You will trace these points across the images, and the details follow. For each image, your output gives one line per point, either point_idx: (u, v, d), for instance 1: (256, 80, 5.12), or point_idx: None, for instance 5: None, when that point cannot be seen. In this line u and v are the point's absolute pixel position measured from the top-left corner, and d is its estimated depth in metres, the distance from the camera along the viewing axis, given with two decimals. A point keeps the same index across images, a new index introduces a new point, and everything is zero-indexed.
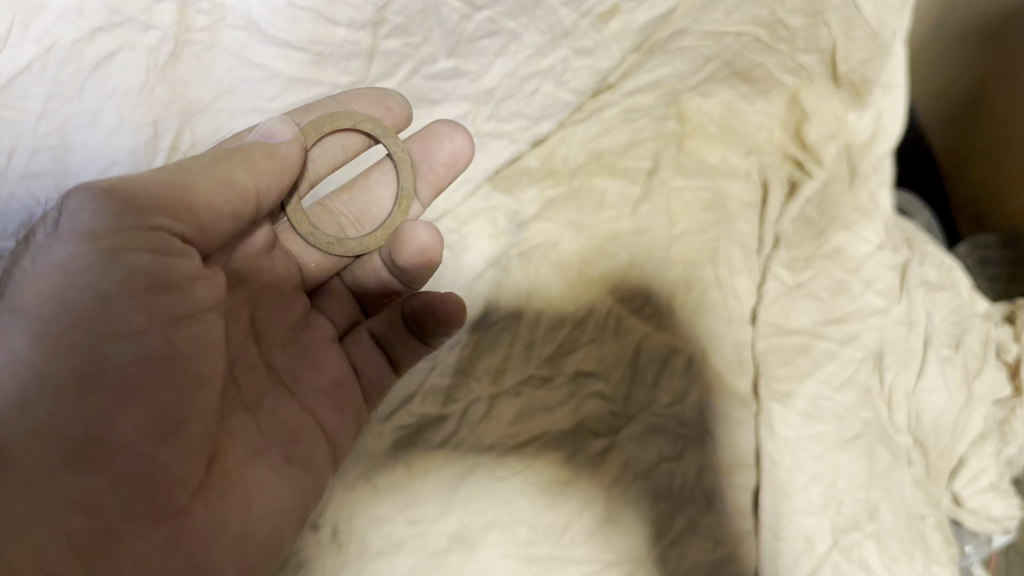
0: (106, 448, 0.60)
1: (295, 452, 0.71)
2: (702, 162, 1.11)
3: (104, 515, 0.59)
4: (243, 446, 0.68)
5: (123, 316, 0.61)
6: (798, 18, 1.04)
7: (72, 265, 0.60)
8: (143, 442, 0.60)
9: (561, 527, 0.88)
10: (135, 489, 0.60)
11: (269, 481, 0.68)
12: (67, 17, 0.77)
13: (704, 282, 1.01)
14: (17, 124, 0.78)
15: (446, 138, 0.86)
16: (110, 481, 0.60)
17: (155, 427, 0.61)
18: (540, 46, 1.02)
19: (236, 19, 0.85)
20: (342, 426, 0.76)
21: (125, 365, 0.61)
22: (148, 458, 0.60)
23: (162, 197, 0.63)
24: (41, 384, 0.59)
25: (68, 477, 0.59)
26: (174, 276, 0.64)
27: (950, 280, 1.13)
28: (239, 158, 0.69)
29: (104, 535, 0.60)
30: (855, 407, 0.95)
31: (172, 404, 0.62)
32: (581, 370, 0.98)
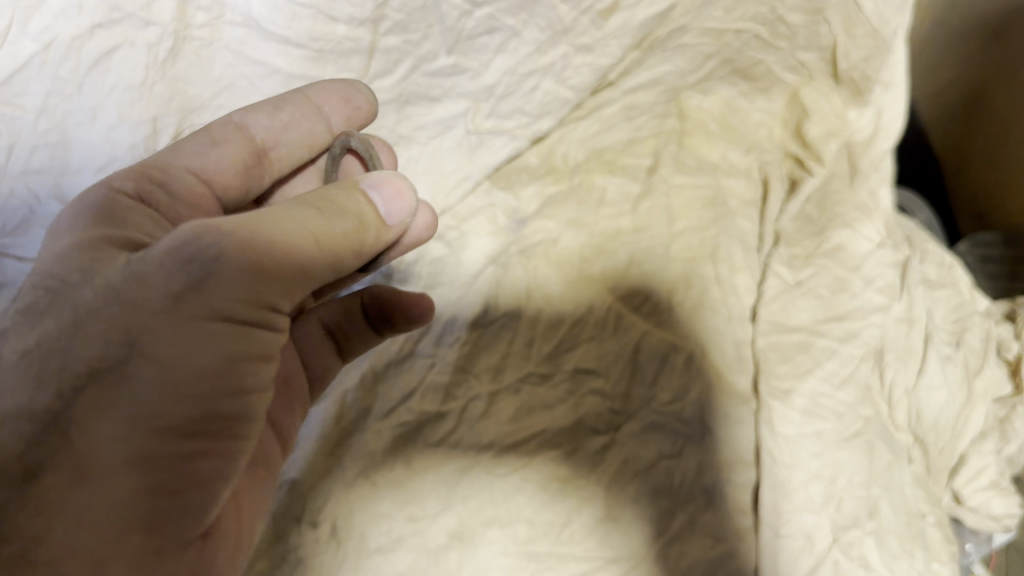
0: (189, 484, 0.60)
1: (260, 454, 0.76)
2: (702, 160, 1.11)
3: (161, 536, 0.61)
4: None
5: (235, 381, 0.60)
6: (799, 15, 1.04)
7: (190, 311, 0.58)
8: (215, 481, 0.62)
9: (561, 524, 0.88)
10: (193, 517, 0.62)
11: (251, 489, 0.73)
12: (67, 13, 0.77)
13: (704, 279, 1.01)
14: (16, 120, 0.78)
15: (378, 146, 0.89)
16: (179, 509, 0.61)
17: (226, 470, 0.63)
18: (540, 43, 1.02)
19: (236, 15, 0.84)
20: (292, 420, 0.82)
21: (224, 423, 0.61)
22: (213, 494, 0.62)
23: (295, 272, 0.61)
24: (149, 421, 0.58)
25: (146, 504, 0.59)
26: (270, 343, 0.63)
27: (950, 278, 1.13)
28: (354, 221, 0.65)
29: (153, 552, 0.60)
30: (855, 404, 0.95)
31: (242, 446, 0.64)
32: (581, 367, 0.98)
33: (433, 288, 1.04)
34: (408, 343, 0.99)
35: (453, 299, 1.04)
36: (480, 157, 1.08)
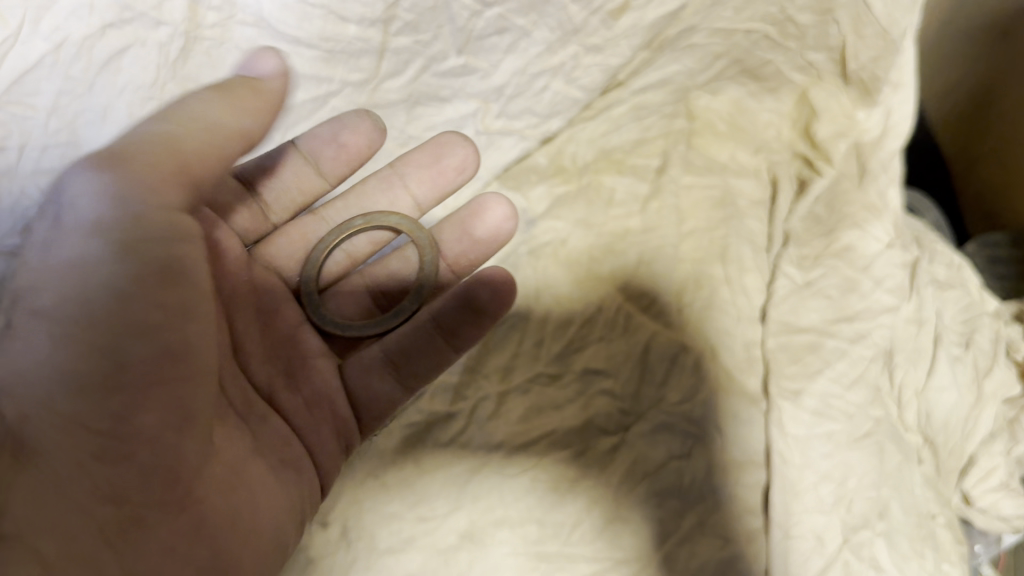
0: (133, 442, 0.63)
1: (287, 455, 0.77)
2: (711, 160, 1.09)
3: (132, 504, 0.64)
4: (247, 451, 0.73)
5: (141, 313, 0.64)
6: (808, 15, 1.07)
7: (96, 265, 0.64)
8: (164, 433, 0.64)
9: (571, 525, 0.88)
10: (159, 479, 0.64)
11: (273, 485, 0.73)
12: (79, 13, 0.79)
13: (713, 279, 1.00)
14: (28, 120, 0.80)
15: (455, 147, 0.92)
16: (133, 473, 0.63)
17: (176, 423, 0.65)
18: (549, 43, 1.05)
19: (247, 16, 0.88)
20: (332, 449, 0.82)
21: (143, 362, 0.64)
22: (173, 449, 0.65)
23: (161, 164, 0.67)
24: (69, 382, 0.63)
25: (96, 468, 0.63)
26: (181, 264, 0.67)
27: (959, 279, 1.13)
28: (252, 110, 0.72)
29: (131, 521, 0.64)
30: (865, 405, 0.95)
31: (187, 397, 0.66)
32: (590, 367, 0.98)
33: None
34: None
35: None
36: (490, 157, 1.10)
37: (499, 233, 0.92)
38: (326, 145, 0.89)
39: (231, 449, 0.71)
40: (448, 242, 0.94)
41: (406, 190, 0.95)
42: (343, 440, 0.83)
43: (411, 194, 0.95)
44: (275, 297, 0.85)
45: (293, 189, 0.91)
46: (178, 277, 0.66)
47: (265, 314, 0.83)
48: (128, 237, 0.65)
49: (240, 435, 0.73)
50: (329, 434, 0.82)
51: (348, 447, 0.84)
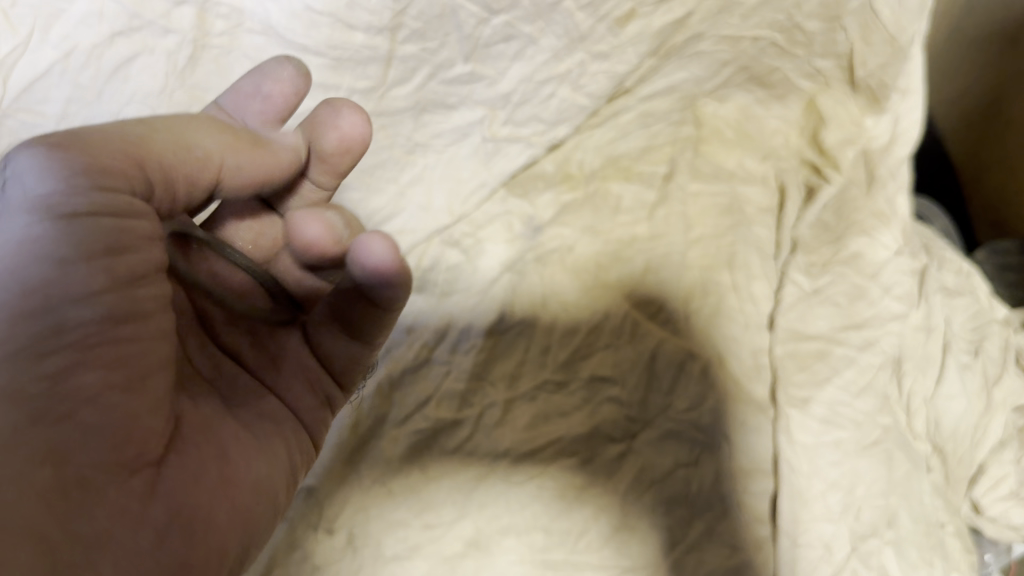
0: (68, 399, 0.51)
1: (268, 428, 0.69)
2: (718, 167, 1.12)
3: (77, 467, 0.50)
4: (215, 409, 0.64)
5: (79, 275, 0.52)
6: (816, 23, 1.03)
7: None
8: (103, 392, 0.52)
9: (577, 532, 0.88)
10: (103, 442, 0.52)
11: (251, 439, 0.66)
12: (88, 22, 0.77)
13: (720, 286, 1.01)
14: (36, 126, 0.80)
15: (330, 123, 0.69)
16: (74, 434, 0.51)
17: (108, 377, 0.53)
18: (556, 51, 1.01)
19: (254, 23, 0.85)
20: (314, 409, 0.75)
21: (84, 326, 0.52)
22: (116, 407, 0.53)
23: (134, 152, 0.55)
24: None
25: (27, 434, 0.49)
26: (134, 235, 0.55)
27: (969, 286, 1.12)
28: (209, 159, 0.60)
29: (76, 488, 0.50)
30: (874, 414, 0.94)
31: (108, 343, 0.53)
32: (597, 375, 0.98)
33: (449, 294, 1.04)
34: (424, 351, 0.99)
35: (470, 306, 1.04)
36: (498, 164, 1.08)
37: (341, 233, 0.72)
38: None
39: (206, 422, 0.62)
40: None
41: None
42: (321, 391, 0.76)
43: None
44: None
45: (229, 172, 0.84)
46: (136, 248, 0.56)
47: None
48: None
49: (222, 405, 0.65)
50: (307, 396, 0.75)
51: (327, 401, 0.77)
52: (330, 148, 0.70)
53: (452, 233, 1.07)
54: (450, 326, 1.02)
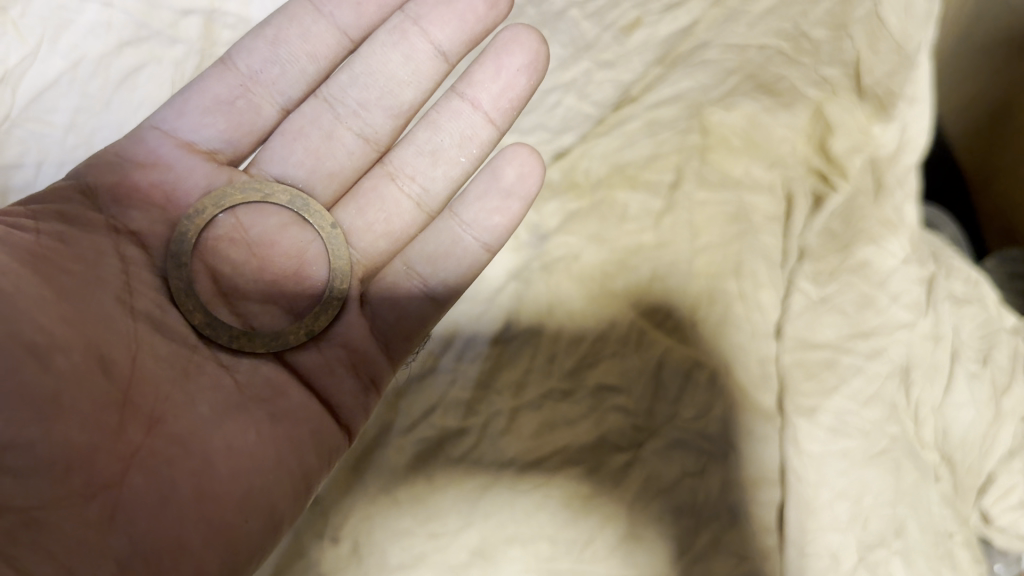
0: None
1: (279, 411, 0.70)
2: (725, 175, 1.08)
3: (19, 509, 0.56)
4: (205, 410, 0.66)
5: None
6: (823, 31, 1.08)
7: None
8: (23, 430, 0.57)
9: (583, 542, 0.88)
10: (42, 477, 0.57)
11: (242, 438, 0.66)
12: (96, 32, 0.87)
13: (727, 295, 1.00)
14: (46, 137, 0.85)
15: (511, 53, 0.83)
16: (13, 480, 0.56)
17: (24, 417, 0.57)
18: (562, 59, 1.14)
19: (261, 34, 0.95)
20: (353, 395, 0.76)
21: None
22: (35, 445, 0.57)
23: None
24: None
25: None
26: None
27: (976, 294, 1.11)
28: None
29: (27, 528, 0.56)
30: (882, 422, 0.94)
31: (34, 385, 0.58)
32: (603, 384, 0.97)
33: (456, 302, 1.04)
34: (430, 360, 0.99)
35: (476, 314, 1.04)
36: None
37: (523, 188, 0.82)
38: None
39: (176, 412, 0.65)
40: (482, 88, 0.83)
41: (427, 61, 0.85)
42: (362, 373, 0.77)
43: (431, 41, 0.85)
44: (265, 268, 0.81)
45: (302, 60, 0.84)
46: None
47: (273, 286, 0.81)
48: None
49: (208, 393, 0.68)
50: (347, 385, 0.76)
51: (373, 383, 0.78)
52: (477, 35, 0.86)
53: None
54: (456, 335, 1.02)
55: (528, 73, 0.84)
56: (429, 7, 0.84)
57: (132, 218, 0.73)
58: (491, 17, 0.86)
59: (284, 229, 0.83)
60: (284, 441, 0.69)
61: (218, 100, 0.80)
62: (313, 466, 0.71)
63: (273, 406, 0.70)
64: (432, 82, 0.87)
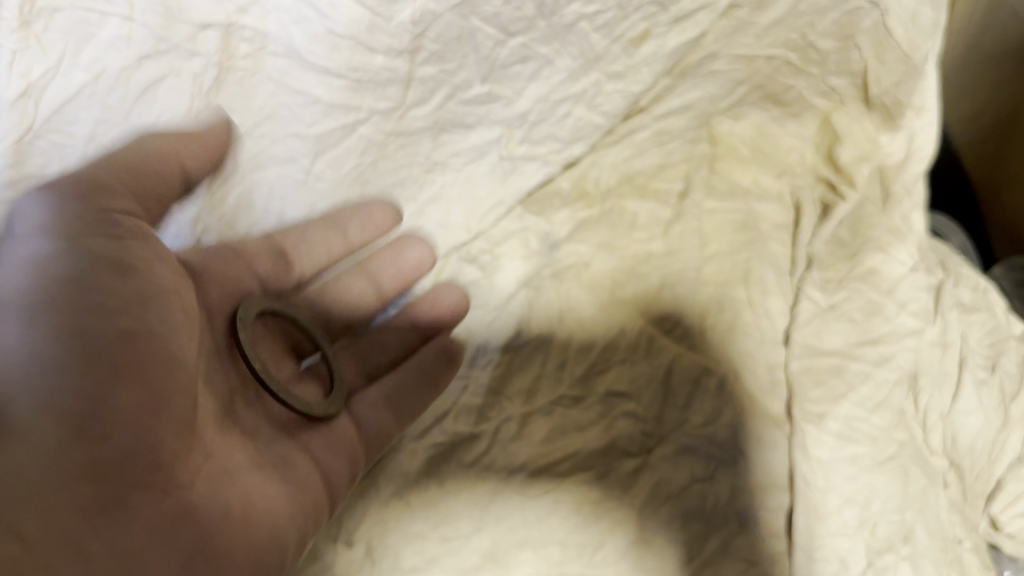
0: (111, 421, 0.64)
1: (290, 476, 0.81)
2: (733, 183, 1.11)
3: (110, 483, 0.64)
4: (240, 459, 0.77)
5: (96, 306, 0.67)
6: (830, 41, 1.02)
7: (56, 261, 0.67)
8: (134, 416, 0.65)
9: (594, 546, 0.89)
10: (138, 463, 0.65)
11: (292, 477, 0.81)
12: (115, 44, 0.76)
13: (736, 302, 1.02)
14: (67, 148, 0.77)
15: (413, 249, 1.01)
16: (113, 451, 0.64)
17: (146, 405, 0.66)
18: (572, 71, 1.00)
19: (279, 46, 0.83)
20: (338, 461, 0.87)
21: (107, 346, 0.66)
22: (147, 431, 0.66)
23: None
24: (40, 366, 0.64)
25: (73, 447, 0.62)
26: (132, 259, 0.70)
27: (984, 302, 1.12)
28: None
29: (111, 500, 0.63)
30: (890, 429, 0.95)
31: (151, 381, 0.67)
32: (613, 390, 0.98)
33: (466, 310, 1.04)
34: None
35: (487, 322, 1.04)
36: (514, 182, 1.06)
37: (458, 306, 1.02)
38: None
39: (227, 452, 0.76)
40: (385, 272, 1.00)
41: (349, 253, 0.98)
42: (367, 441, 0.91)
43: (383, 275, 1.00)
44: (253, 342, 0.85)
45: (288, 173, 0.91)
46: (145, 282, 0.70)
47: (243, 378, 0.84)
48: (85, 247, 0.68)
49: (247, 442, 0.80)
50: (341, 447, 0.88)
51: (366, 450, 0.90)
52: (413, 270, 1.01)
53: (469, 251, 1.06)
54: (468, 341, 1.03)
55: (423, 245, 1.02)
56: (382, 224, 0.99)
57: (210, 293, 0.83)
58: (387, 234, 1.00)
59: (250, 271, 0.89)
60: (274, 515, 0.77)
61: (221, 143, 0.84)
62: (307, 531, 0.81)
63: (290, 464, 0.82)
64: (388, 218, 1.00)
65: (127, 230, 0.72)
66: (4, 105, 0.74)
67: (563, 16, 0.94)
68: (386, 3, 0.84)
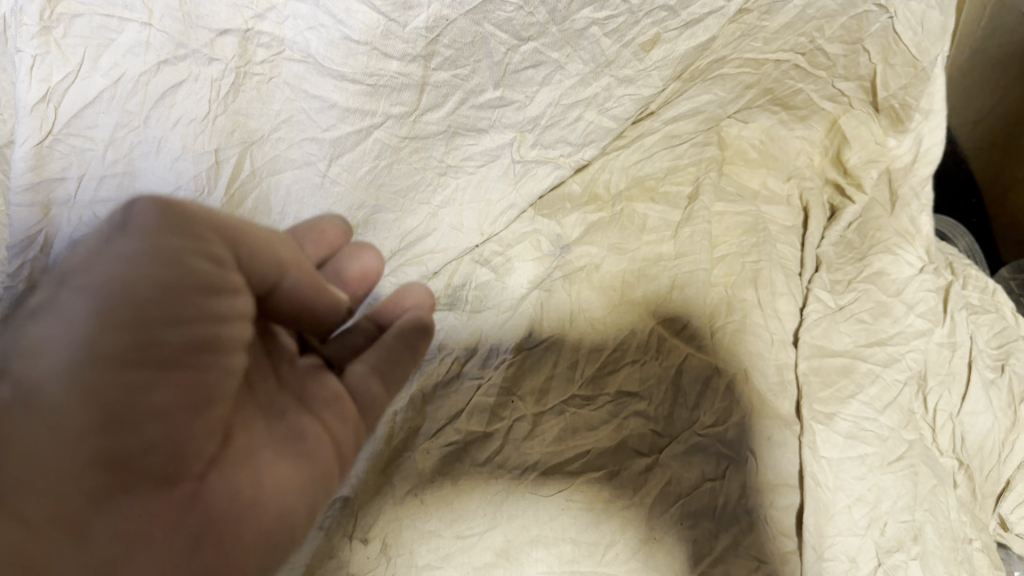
0: (144, 411, 0.57)
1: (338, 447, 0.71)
2: (742, 187, 1.16)
3: (129, 471, 0.57)
4: (270, 441, 0.66)
5: (158, 299, 0.57)
6: (838, 46, 1.04)
7: (118, 241, 0.59)
8: (168, 416, 0.57)
9: (605, 544, 0.90)
10: (161, 458, 0.58)
11: (338, 435, 0.71)
12: (135, 50, 0.79)
13: (745, 303, 1.03)
14: (86, 151, 0.81)
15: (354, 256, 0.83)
16: (140, 445, 0.57)
17: (185, 401, 0.58)
18: (583, 76, 0.98)
19: (294, 52, 0.84)
20: (364, 376, 0.76)
21: (164, 345, 0.57)
22: (179, 429, 0.58)
23: None
24: (80, 345, 0.56)
25: (97, 436, 0.56)
26: (217, 279, 0.61)
27: (994, 303, 1.13)
28: None
29: (119, 488, 0.57)
30: (899, 428, 0.96)
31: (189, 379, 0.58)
32: (623, 390, 1.00)
33: (480, 311, 1.05)
34: (455, 366, 1.02)
35: (499, 322, 1.05)
36: (526, 185, 1.05)
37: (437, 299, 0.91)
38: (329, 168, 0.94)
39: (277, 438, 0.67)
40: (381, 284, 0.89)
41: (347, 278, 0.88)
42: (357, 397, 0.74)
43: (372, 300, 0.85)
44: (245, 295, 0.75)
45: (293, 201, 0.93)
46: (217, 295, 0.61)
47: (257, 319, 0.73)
48: (175, 243, 0.59)
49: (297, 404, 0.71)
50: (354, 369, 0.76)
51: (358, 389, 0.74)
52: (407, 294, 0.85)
53: (483, 252, 1.07)
54: (480, 343, 1.04)
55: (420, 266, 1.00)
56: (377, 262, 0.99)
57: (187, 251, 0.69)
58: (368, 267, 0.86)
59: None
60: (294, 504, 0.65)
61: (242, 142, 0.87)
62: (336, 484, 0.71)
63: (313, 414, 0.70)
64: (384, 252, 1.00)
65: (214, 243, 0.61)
66: (26, 108, 0.79)
67: (575, 21, 0.92)
68: (400, 9, 0.83)
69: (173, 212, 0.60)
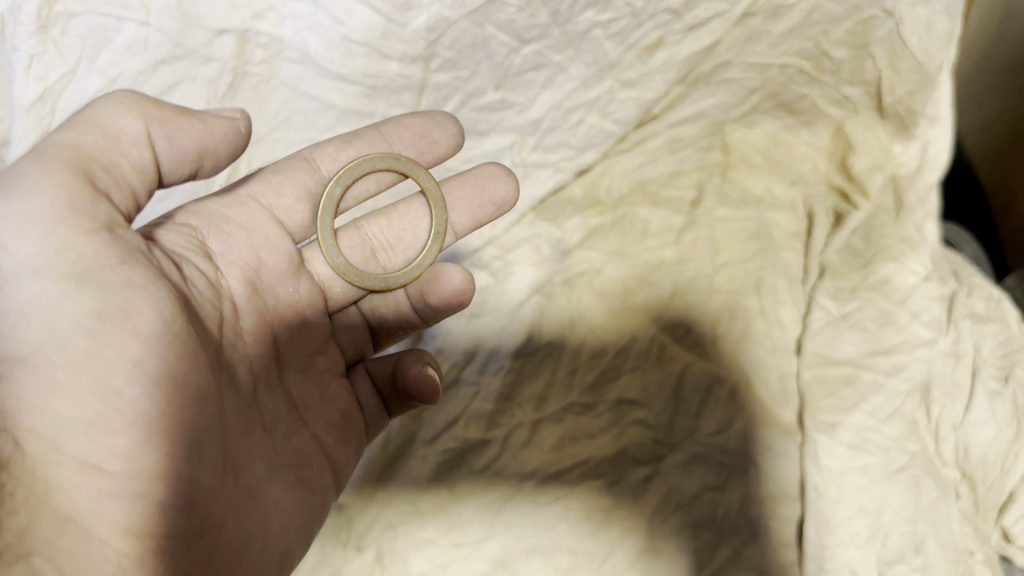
0: (143, 476, 0.59)
1: (353, 432, 0.79)
2: (747, 193, 1.10)
3: (154, 537, 0.58)
4: (264, 467, 0.69)
5: (118, 346, 0.60)
6: (844, 51, 1.02)
7: (65, 299, 0.59)
8: (176, 464, 0.60)
9: (604, 554, 0.89)
10: (177, 511, 0.60)
11: (335, 455, 0.77)
12: (133, 50, 0.80)
13: (748, 311, 1.01)
14: None
15: (494, 180, 0.87)
16: (153, 505, 0.59)
17: (177, 448, 0.61)
18: (585, 79, 1.01)
19: (292, 53, 0.86)
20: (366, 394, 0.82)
21: (132, 396, 0.60)
22: (184, 479, 0.61)
23: None
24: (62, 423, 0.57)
25: (113, 504, 0.58)
26: (139, 290, 0.62)
27: (998, 312, 1.11)
28: None
29: (153, 555, 0.58)
30: (902, 439, 0.94)
31: (189, 423, 0.62)
32: (624, 398, 0.99)
33: (478, 316, 1.06)
34: (454, 372, 1.02)
35: (498, 327, 1.05)
36: (526, 189, 1.09)
37: (456, 294, 0.85)
38: (418, 138, 0.87)
39: (248, 466, 0.68)
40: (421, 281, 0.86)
41: (415, 230, 0.89)
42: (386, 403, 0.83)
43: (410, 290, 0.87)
44: (291, 284, 0.79)
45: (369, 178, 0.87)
46: (146, 303, 0.62)
47: (299, 330, 0.79)
48: (94, 282, 0.60)
49: (272, 409, 0.73)
50: (362, 381, 0.83)
51: (376, 389, 0.83)
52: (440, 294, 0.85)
53: (481, 256, 1.09)
54: (479, 347, 1.03)
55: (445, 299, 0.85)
56: (396, 252, 0.89)
57: (212, 246, 0.73)
58: (502, 202, 0.88)
59: (289, 214, 0.80)
60: (310, 494, 0.73)
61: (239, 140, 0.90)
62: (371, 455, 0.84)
63: (295, 445, 0.73)
64: (412, 250, 0.89)
65: (93, 228, 0.61)
66: (23, 108, 0.80)
67: (578, 24, 0.94)
68: (399, 10, 0.85)
69: (83, 251, 0.60)
